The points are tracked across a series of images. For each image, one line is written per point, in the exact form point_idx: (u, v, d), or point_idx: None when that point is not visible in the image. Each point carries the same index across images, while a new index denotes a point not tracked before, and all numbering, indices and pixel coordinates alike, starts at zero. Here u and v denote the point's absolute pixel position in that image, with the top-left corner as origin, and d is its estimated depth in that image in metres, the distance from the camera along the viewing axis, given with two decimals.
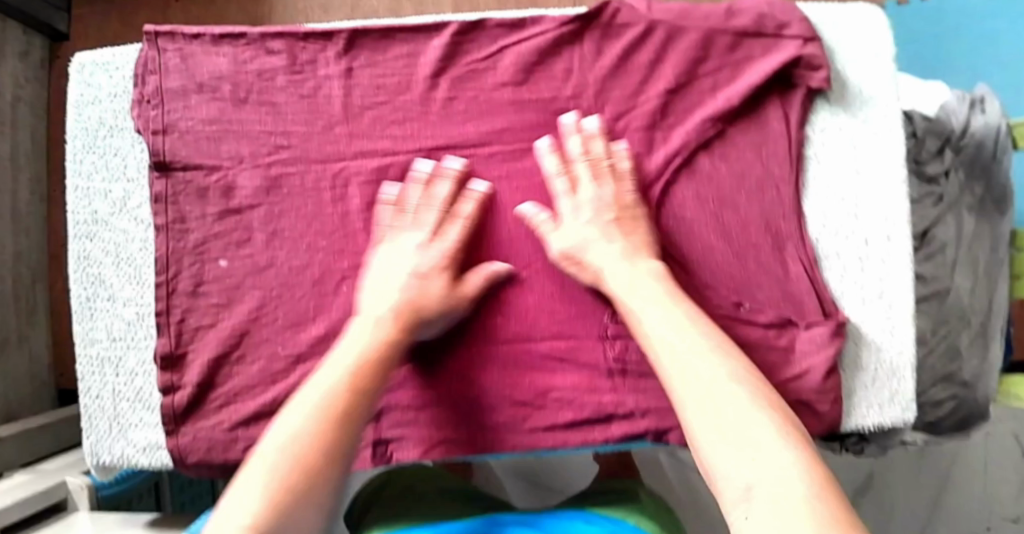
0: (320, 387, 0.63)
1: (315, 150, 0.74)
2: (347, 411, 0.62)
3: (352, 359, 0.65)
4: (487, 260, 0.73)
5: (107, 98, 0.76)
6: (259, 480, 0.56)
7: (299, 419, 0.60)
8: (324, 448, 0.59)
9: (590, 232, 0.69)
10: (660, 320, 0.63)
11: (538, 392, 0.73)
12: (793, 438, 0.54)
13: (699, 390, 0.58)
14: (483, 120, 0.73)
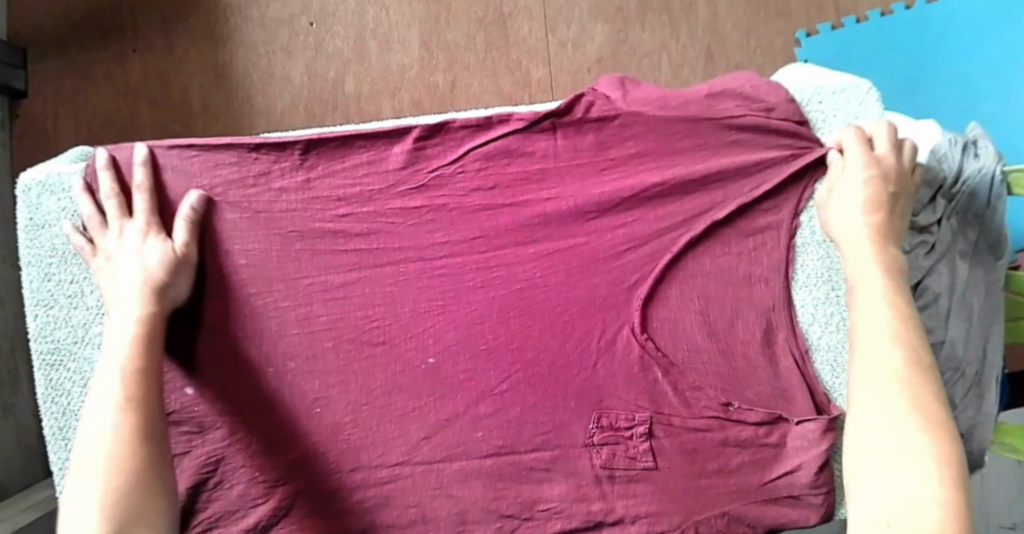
0: (114, 404, 0.62)
1: (288, 267, 0.72)
2: (148, 430, 0.63)
3: (118, 376, 0.64)
4: (465, 372, 0.71)
5: (57, 223, 0.72)
6: (89, 504, 0.58)
7: (98, 446, 0.61)
8: (143, 470, 0.61)
9: (853, 228, 0.66)
10: (877, 318, 0.61)
11: (526, 504, 0.71)
12: (932, 435, 0.54)
13: (869, 388, 0.58)
14: (449, 227, 0.72)
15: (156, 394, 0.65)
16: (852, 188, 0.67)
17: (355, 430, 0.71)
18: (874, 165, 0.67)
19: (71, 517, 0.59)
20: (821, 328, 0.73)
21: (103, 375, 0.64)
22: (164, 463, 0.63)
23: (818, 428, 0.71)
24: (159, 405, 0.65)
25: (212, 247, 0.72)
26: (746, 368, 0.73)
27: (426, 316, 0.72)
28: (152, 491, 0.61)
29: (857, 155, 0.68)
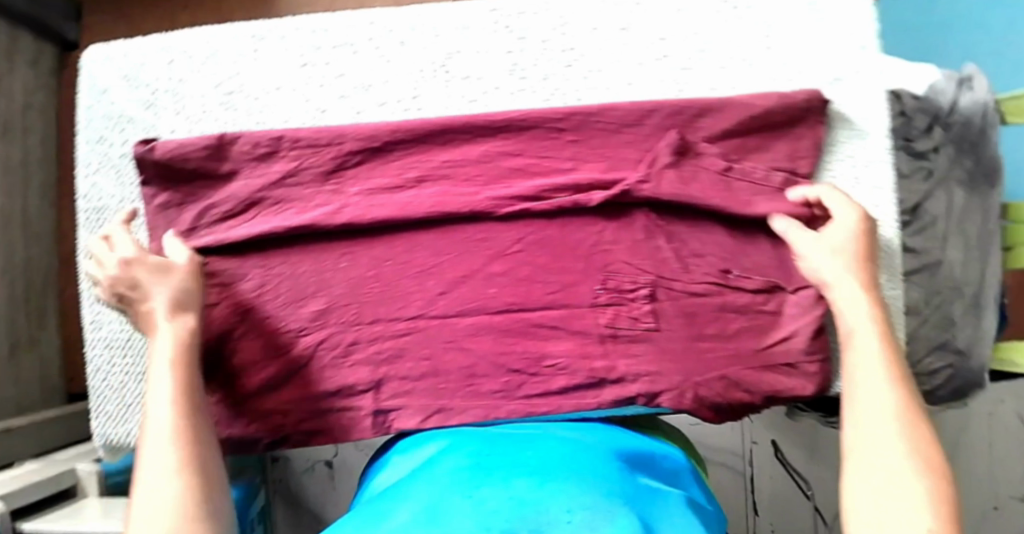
0: (171, 412, 0.64)
1: (328, 162, 0.76)
2: (188, 410, 0.64)
3: (171, 364, 0.67)
4: (479, 232, 0.76)
5: (115, 90, 0.80)
6: (157, 478, 0.60)
7: (161, 433, 0.62)
8: (195, 480, 0.60)
9: (857, 315, 0.67)
10: (856, 312, 0.67)
11: (533, 360, 0.75)
12: (923, 474, 0.56)
13: (865, 427, 0.61)
14: (458, 107, 0.76)
15: (199, 381, 0.68)
16: (837, 274, 0.69)
17: (376, 285, 0.76)
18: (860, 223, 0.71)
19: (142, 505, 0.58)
20: None
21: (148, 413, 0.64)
22: (212, 443, 0.64)
23: (813, 294, 0.76)
24: (199, 383, 0.68)
25: (250, 118, 0.78)
26: (746, 240, 0.77)
27: (444, 181, 0.76)
28: (213, 490, 0.61)
29: (831, 235, 0.72)
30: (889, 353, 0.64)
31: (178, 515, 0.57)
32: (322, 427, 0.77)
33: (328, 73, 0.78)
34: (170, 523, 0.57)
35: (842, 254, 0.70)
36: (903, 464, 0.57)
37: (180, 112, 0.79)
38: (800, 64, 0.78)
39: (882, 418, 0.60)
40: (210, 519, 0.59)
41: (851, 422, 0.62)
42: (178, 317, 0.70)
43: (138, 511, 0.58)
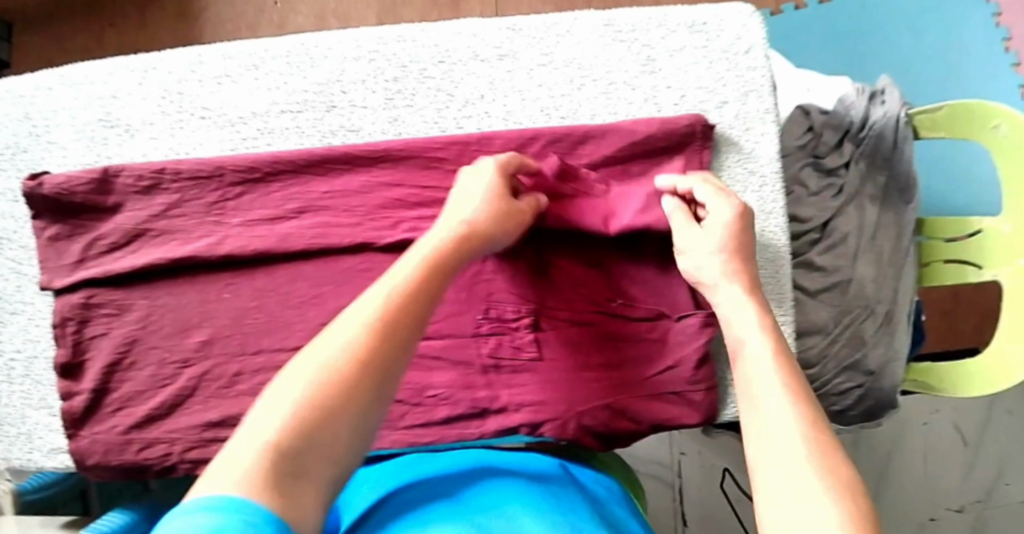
0: (365, 319, 0.51)
1: (212, 195, 0.77)
2: (402, 325, 0.52)
3: (410, 272, 0.56)
4: (360, 262, 0.76)
5: (7, 121, 0.82)
6: (290, 389, 0.47)
7: (323, 353, 0.49)
8: (357, 396, 0.48)
9: (734, 298, 0.63)
10: (733, 305, 0.63)
11: (415, 390, 0.75)
12: (823, 452, 0.49)
13: (759, 412, 0.53)
14: (341, 136, 0.78)
15: (429, 307, 0.55)
16: (716, 271, 0.66)
17: (260, 315, 0.76)
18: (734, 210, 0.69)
19: (250, 437, 0.44)
20: None
21: (330, 335, 0.51)
22: (392, 377, 0.51)
23: (696, 322, 0.76)
24: (428, 315, 0.55)
25: (135, 149, 0.79)
26: (630, 268, 0.77)
27: (325, 213, 0.76)
28: (346, 429, 0.47)
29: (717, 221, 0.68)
30: (774, 338, 0.59)
31: (284, 424, 0.45)
32: (208, 457, 0.77)
33: (212, 103, 0.79)
34: (304, 436, 0.45)
35: (721, 240, 0.67)
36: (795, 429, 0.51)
37: (69, 145, 0.80)
38: (680, 89, 0.79)
39: (768, 389, 0.54)
40: (329, 445, 0.46)
41: (745, 402, 0.55)
42: (466, 236, 0.61)
43: (261, 417, 0.46)
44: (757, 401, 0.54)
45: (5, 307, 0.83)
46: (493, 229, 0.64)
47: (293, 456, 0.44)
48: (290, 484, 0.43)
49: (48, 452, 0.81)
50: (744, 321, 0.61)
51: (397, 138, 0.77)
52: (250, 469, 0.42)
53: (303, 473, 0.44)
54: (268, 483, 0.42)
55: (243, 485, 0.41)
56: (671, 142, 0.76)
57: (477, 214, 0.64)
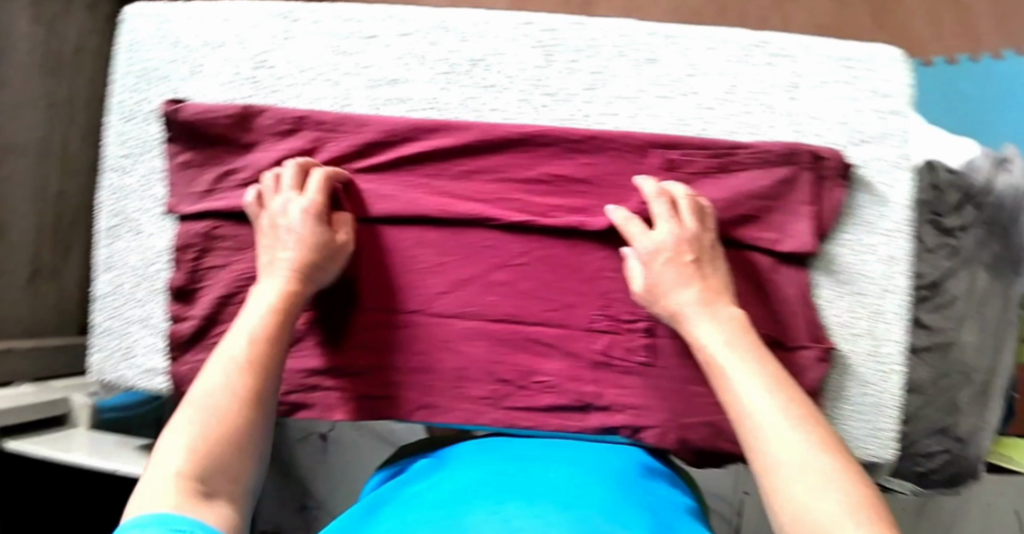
0: (236, 362, 0.61)
1: (345, 148, 0.76)
2: (265, 361, 0.63)
3: (264, 311, 0.66)
4: (485, 238, 0.75)
5: (152, 46, 0.81)
6: (201, 417, 0.57)
7: (210, 390, 0.59)
8: (238, 423, 0.58)
9: (709, 327, 0.65)
10: (700, 319, 0.66)
11: (522, 373, 0.76)
12: (823, 449, 0.56)
13: (766, 427, 0.58)
14: (480, 114, 0.76)
15: (280, 346, 0.65)
16: (678, 280, 0.67)
17: (381, 274, 0.77)
18: (697, 235, 0.69)
19: (163, 475, 0.53)
20: (841, 297, 0.77)
21: (213, 365, 0.62)
22: (267, 401, 0.62)
23: (813, 356, 0.75)
24: (280, 351, 0.65)
25: (272, 96, 0.78)
26: (752, 289, 0.76)
27: (451, 184, 0.75)
28: (243, 448, 0.58)
29: (662, 233, 0.69)
30: (742, 340, 0.64)
31: (194, 445, 0.55)
32: (308, 403, 0.78)
33: (357, 61, 0.77)
34: (212, 459, 0.55)
35: (687, 275, 0.67)
36: (818, 462, 0.55)
37: (210, 80, 0.79)
38: (825, 120, 0.77)
39: (778, 428, 0.57)
40: (236, 463, 0.57)
41: (751, 446, 0.58)
42: (298, 282, 0.68)
43: (169, 441, 0.55)
44: (761, 411, 0.59)
45: (126, 219, 0.83)
46: (326, 266, 0.70)
47: (206, 471, 0.54)
48: (219, 500, 0.53)
49: (145, 372, 0.82)
50: (728, 358, 0.63)
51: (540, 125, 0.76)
52: (166, 496, 0.51)
53: (215, 487, 0.54)
54: (193, 495, 0.52)
55: (178, 501, 0.50)
56: (811, 173, 0.75)
57: (295, 252, 0.69)
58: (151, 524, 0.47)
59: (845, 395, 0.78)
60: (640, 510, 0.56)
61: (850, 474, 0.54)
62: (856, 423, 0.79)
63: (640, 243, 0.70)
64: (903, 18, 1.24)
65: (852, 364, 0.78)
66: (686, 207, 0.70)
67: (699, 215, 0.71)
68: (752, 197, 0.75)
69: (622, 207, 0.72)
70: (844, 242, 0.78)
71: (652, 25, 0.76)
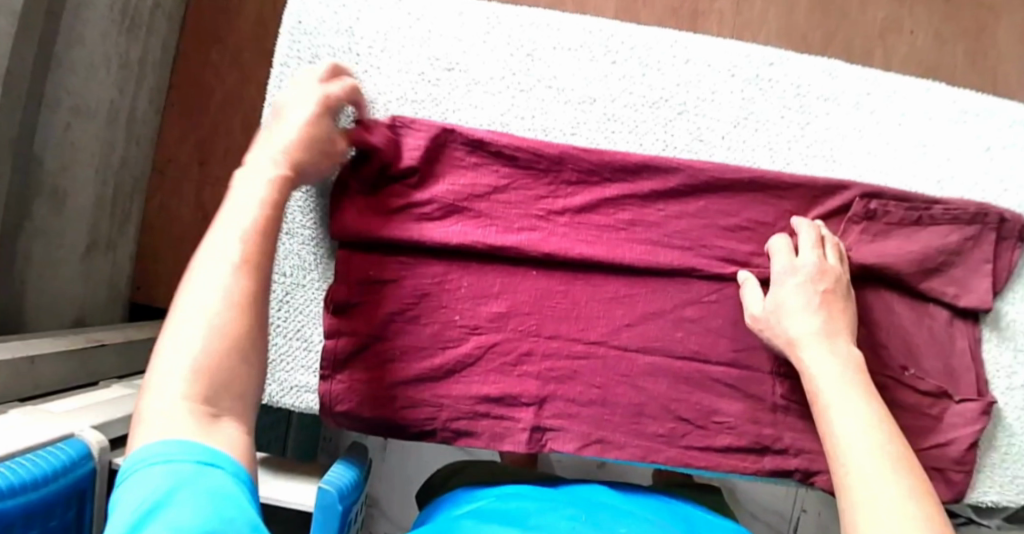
0: (231, 262, 0.54)
1: (542, 188, 0.74)
2: (262, 271, 0.55)
3: (256, 211, 0.58)
4: (678, 271, 0.74)
5: (327, 32, 0.75)
6: (204, 330, 0.51)
7: (217, 300, 0.52)
8: (251, 339, 0.53)
9: (806, 324, 0.67)
10: (803, 320, 0.67)
11: (702, 413, 0.74)
12: (912, 479, 0.55)
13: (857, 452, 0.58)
14: (685, 143, 0.76)
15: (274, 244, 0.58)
16: (802, 307, 0.68)
17: (564, 301, 0.74)
18: (819, 266, 0.69)
19: (160, 413, 0.48)
20: (1003, 349, 0.80)
21: (205, 277, 0.53)
22: (264, 321, 0.54)
23: (978, 409, 0.77)
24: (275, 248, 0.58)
25: (464, 102, 0.75)
26: (926, 339, 0.77)
27: (652, 231, 0.74)
28: (257, 361, 0.53)
29: (804, 264, 0.69)
30: (842, 363, 0.64)
31: (205, 355, 0.50)
32: (474, 430, 0.73)
33: (561, 74, 0.75)
34: (226, 368, 0.51)
35: (814, 304, 0.68)
36: (908, 508, 0.53)
37: (398, 77, 0.75)
38: (1006, 182, 0.79)
39: (874, 468, 0.56)
40: (253, 378, 0.52)
41: (841, 480, 0.58)
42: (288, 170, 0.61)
43: (172, 351, 0.50)
44: (850, 434, 0.59)
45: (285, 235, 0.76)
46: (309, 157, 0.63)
47: (218, 384, 0.50)
48: (238, 413, 0.50)
49: (292, 387, 0.75)
50: (839, 393, 0.62)
51: (741, 162, 0.76)
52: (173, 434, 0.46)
53: (236, 398, 0.51)
54: (206, 413, 0.48)
55: (196, 416, 0.48)
56: (994, 234, 0.77)
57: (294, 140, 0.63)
58: (176, 455, 0.45)
59: (994, 444, 0.80)
60: None
61: (930, 506, 0.53)
62: (998, 471, 0.81)
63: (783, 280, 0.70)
64: (992, 64, 1.12)
65: (1003, 417, 0.81)
66: (831, 253, 0.71)
67: (840, 269, 0.70)
68: (940, 251, 0.76)
69: (785, 237, 0.72)
70: (1011, 300, 0.81)
71: (853, 69, 0.78)
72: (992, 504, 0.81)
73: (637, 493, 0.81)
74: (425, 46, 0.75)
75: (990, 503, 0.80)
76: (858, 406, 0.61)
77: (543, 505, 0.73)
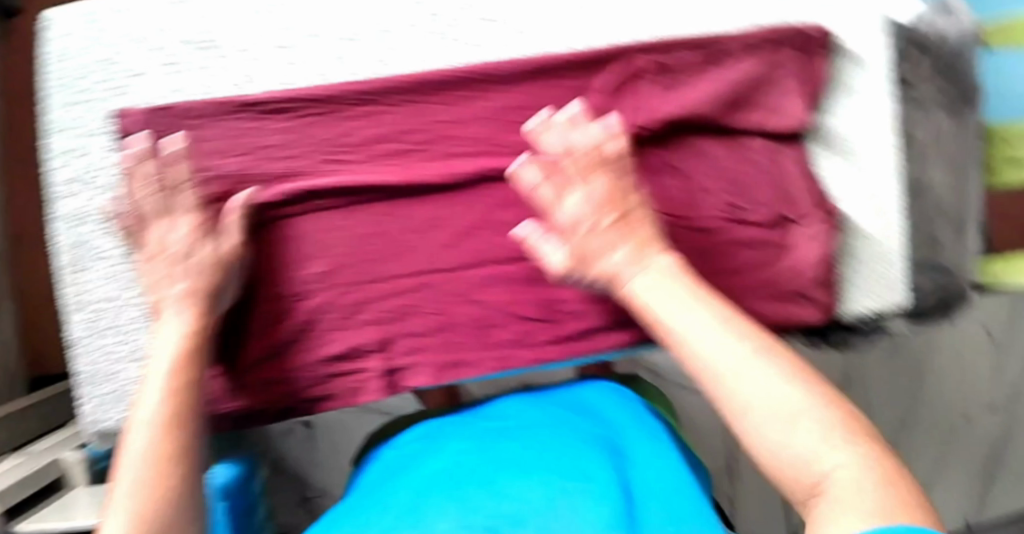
0: (152, 420, 0.56)
1: (325, 132, 0.71)
2: (185, 418, 0.57)
3: (170, 367, 0.60)
4: (482, 177, 0.72)
5: (80, 50, 0.72)
6: (125, 501, 0.51)
7: (138, 449, 0.54)
8: (175, 500, 0.52)
9: (592, 216, 0.62)
10: (590, 211, 0.63)
11: (545, 305, 0.74)
12: (775, 352, 0.50)
13: (697, 340, 0.52)
14: (466, 52, 0.73)
15: (196, 409, 0.59)
16: (587, 195, 0.63)
17: (379, 240, 0.72)
18: (595, 146, 0.65)
19: None
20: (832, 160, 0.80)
21: (127, 452, 0.54)
22: (198, 468, 0.56)
23: (820, 226, 0.77)
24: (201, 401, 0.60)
25: (231, 76, 0.72)
26: (752, 172, 0.77)
27: (442, 144, 0.72)
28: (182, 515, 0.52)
29: (580, 143, 0.66)
30: (645, 244, 0.61)
31: (138, 512, 0.50)
32: (329, 394, 0.73)
33: (320, 17, 0.72)
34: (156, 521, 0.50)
35: (597, 185, 0.64)
36: (784, 387, 0.47)
37: (159, 71, 0.72)
38: None
39: (746, 370, 0.48)
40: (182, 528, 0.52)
41: (696, 374, 0.51)
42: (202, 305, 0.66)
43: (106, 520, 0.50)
44: (679, 319, 0.54)
45: (117, 268, 0.75)
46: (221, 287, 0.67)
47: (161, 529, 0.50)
48: None
49: None
50: (657, 292, 0.56)
51: (529, 53, 0.73)
52: None
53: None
54: None
55: None
56: (790, 49, 0.76)
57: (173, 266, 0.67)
58: None
59: (852, 256, 0.80)
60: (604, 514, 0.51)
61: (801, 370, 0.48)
62: (864, 280, 0.81)
63: (557, 170, 0.66)
64: None
65: (857, 226, 0.80)
66: (608, 125, 0.67)
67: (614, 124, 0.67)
68: (740, 83, 0.75)
69: (557, 115, 0.68)
70: (830, 111, 0.79)
71: None
72: (868, 312, 0.81)
73: (555, 397, 0.76)
74: (178, 32, 0.72)
75: (865, 312, 0.81)
76: (681, 288, 0.56)
77: (453, 439, 0.66)
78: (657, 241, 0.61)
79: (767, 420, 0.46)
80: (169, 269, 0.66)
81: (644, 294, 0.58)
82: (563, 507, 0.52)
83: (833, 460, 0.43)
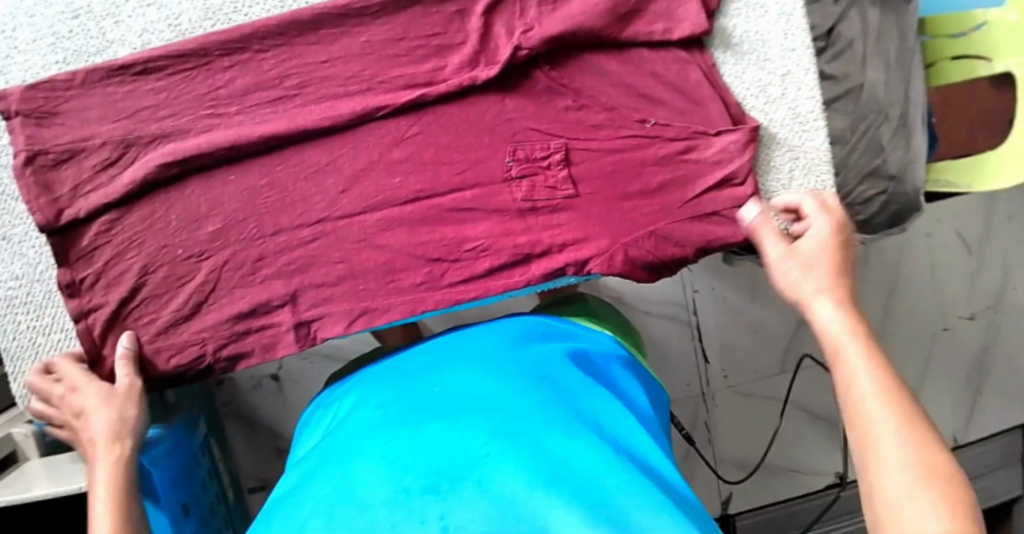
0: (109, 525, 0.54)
1: (202, 86, 0.70)
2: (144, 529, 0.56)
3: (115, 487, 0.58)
4: (369, 117, 0.70)
5: None
6: None
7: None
8: None
9: (818, 228, 0.64)
10: (823, 229, 0.64)
11: (452, 246, 0.72)
12: (891, 380, 0.48)
13: (852, 352, 0.50)
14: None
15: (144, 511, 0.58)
16: (816, 214, 0.64)
17: (273, 193, 0.71)
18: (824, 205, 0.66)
19: None
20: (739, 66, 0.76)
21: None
22: None
23: (737, 140, 0.73)
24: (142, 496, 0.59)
25: (101, 40, 0.72)
26: (655, 86, 0.73)
27: (325, 86, 0.70)
28: None
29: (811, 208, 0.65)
30: (839, 247, 0.61)
31: None
32: (243, 351, 0.72)
33: None
34: None
35: (829, 222, 0.64)
36: (902, 427, 0.45)
37: (32, 46, 0.72)
38: None
39: (877, 415, 0.46)
40: None
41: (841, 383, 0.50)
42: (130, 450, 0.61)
43: None
44: (837, 327, 0.53)
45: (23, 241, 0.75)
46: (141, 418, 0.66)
47: None
48: None
49: None
50: (845, 313, 0.54)
51: None
52: None
53: None
54: None
55: None
56: None
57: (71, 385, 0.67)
58: None
59: (773, 166, 0.77)
60: (535, 424, 0.52)
61: (909, 406, 0.46)
62: (791, 189, 0.77)
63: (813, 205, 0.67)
64: None
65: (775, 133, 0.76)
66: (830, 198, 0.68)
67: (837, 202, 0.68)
68: None
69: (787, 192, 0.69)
70: (735, 12, 0.76)
71: None
72: None
73: (515, 320, 0.73)
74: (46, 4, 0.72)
75: None
76: (836, 305, 0.55)
77: (393, 373, 0.66)
78: (841, 251, 0.61)
79: (887, 451, 0.44)
80: (93, 396, 0.65)
81: (843, 290, 0.57)
82: (507, 450, 0.49)
83: (935, 525, 0.40)
